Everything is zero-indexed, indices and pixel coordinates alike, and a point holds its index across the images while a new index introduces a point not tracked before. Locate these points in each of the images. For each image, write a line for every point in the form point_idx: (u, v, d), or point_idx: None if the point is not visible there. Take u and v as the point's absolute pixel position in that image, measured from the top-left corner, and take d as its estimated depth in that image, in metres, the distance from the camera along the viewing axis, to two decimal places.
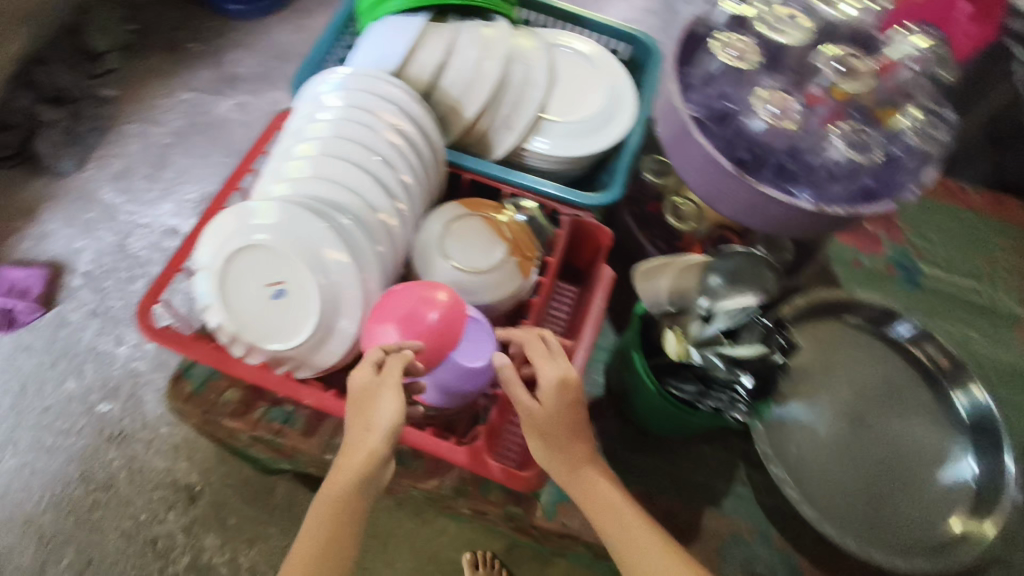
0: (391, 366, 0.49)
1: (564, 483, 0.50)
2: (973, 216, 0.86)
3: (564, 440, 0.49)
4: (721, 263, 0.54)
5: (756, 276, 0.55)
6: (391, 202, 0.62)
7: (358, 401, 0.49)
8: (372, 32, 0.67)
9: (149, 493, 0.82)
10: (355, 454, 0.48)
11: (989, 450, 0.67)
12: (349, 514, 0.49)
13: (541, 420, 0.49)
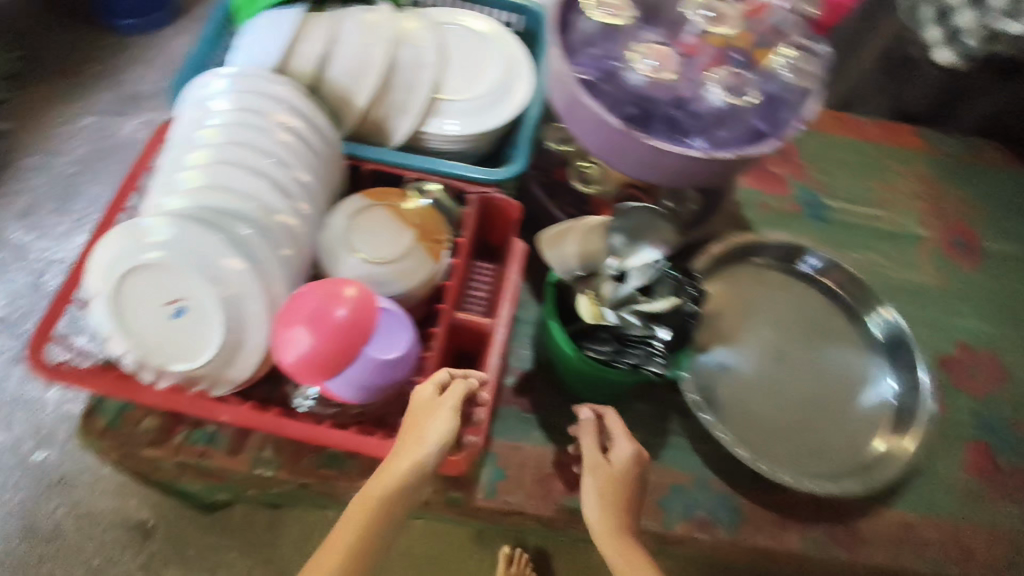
0: (455, 389, 0.54)
1: (605, 532, 0.55)
2: (866, 144, 0.91)
3: (614, 502, 0.56)
4: (619, 223, 0.58)
5: (653, 229, 0.59)
6: (289, 203, 0.60)
7: (415, 415, 0.52)
8: (250, 29, 0.65)
9: (103, 535, 0.95)
10: (400, 462, 0.50)
11: (902, 368, 0.73)
12: (385, 520, 0.49)
13: (607, 471, 0.58)
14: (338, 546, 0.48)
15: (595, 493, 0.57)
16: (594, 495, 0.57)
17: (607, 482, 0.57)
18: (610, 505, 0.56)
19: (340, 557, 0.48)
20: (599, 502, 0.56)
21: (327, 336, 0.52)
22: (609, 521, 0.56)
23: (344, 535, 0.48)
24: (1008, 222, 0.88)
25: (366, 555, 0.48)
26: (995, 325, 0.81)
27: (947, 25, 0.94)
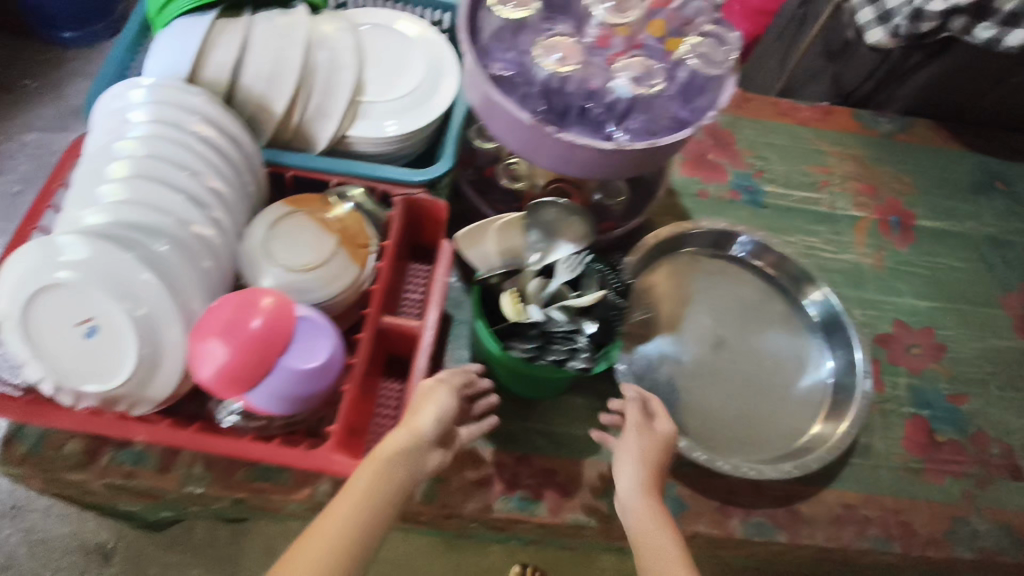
0: (450, 377, 0.57)
1: (639, 498, 0.55)
2: (802, 128, 0.92)
3: (651, 472, 0.57)
4: (537, 221, 0.59)
5: (565, 225, 0.59)
6: (203, 213, 0.59)
7: (416, 396, 0.55)
8: (159, 38, 0.63)
9: (58, 561, 0.94)
10: (402, 435, 0.52)
11: (839, 348, 0.74)
12: (389, 484, 0.49)
13: (646, 438, 0.58)
14: (349, 506, 0.48)
15: (636, 457, 0.57)
16: (637, 456, 0.57)
17: (650, 449, 0.58)
18: (649, 472, 0.57)
19: (354, 515, 0.48)
20: (639, 465, 0.57)
21: (243, 346, 0.52)
22: (645, 486, 0.56)
23: (354, 491, 0.48)
24: (941, 200, 0.90)
25: (374, 514, 0.48)
26: (931, 301, 0.82)
27: (879, 7, 0.91)
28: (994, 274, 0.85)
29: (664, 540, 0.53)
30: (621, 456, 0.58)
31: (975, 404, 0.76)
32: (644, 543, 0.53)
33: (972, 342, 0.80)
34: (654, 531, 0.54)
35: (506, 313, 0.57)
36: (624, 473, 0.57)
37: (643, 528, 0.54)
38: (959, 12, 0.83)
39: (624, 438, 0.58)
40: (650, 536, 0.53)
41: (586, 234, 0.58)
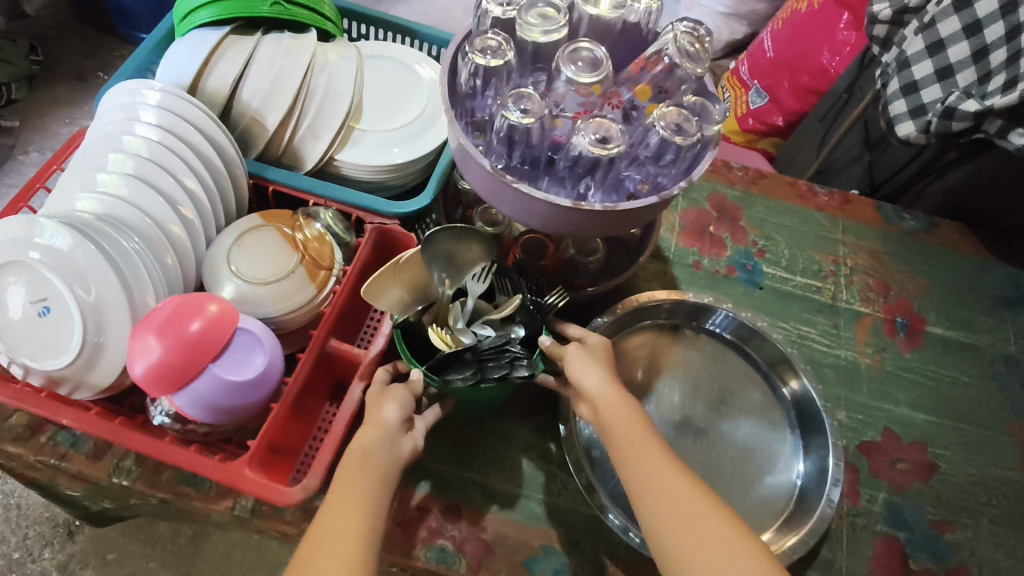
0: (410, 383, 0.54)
1: (606, 401, 0.51)
2: (818, 214, 0.88)
3: (610, 368, 0.54)
4: (433, 252, 0.56)
5: (463, 248, 0.57)
6: (177, 216, 0.61)
7: (372, 399, 0.53)
8: (176, 45, 0.68)
9: (24, 531, 0.96)
10: (368, 429, 0.50)
11: (813, 452, 0.68)
12: (369, 466, 0.47)
13: (592, 352, 0.56)
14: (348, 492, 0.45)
15: (586, 359, 0.54)
16: (586, 357, 0.54)
17: (600, 355, 0.55)
18: (609, 373, 0.54)
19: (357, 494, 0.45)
20: (596, 364, 0.53)
21: (174, 346, 0.52)
22: (612, 383, 0.52)
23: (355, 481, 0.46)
24: (958, 308, 0.84)
25: (375, 502, 0.45)
26: (929, 415, 0.76)
27: (913, 99, 0.83)
28: (1006, 396, 0.79)
29: (642, 431, 0.49)
30: (572, 364, 0.54)
31: (961, 534, 0.69)
32: (623, 437, 0.49)
33: (968, 467, 0.73)
34: (629, 419, 0.50)
35: (438, 346, 0.57)
36: (585, 375, 0.53)
37: (621, 422, 0.50)
38: (992, 114, 0.75)
39: (567, 352, 0.55)
40: (631, 430, 0.49)
41: (486, 252, 0.58)
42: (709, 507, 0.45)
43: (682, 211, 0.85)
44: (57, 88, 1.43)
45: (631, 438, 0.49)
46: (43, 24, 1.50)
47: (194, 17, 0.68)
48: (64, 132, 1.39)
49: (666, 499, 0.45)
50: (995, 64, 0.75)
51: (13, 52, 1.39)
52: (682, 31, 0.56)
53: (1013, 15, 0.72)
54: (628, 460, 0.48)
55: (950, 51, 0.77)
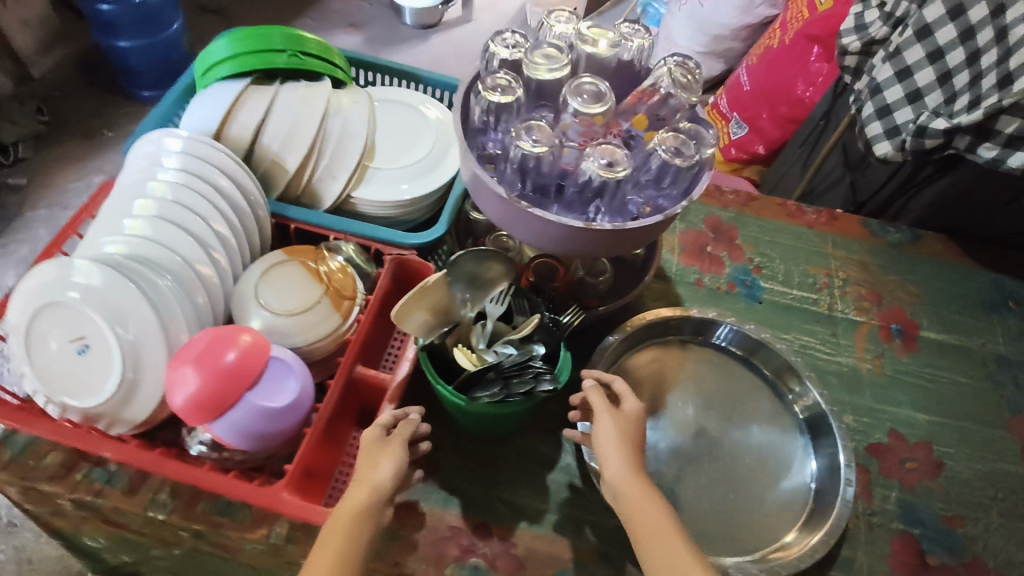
0: (401, 428, 0.55)
1: (626, 488, 0.53)
2: (809, 231, 0.93)
3: (634, 442, 0.56)
4: (456, 275, 0.59)
5: (484, 270, 0.61)
6: (207, 256, 0.64)
7: (369, 449, 0.53)
8: (198, 96, 0.72)
9: None
10: (358, 491, 0.50)
11: (824, 450, 0.71)
12: (347, 541, 0.48)
13: (624, 419, 0.57)
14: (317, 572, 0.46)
15: (616, 447, 0.55)
16: (616, 440, 0.55)
17: (627, 426, 0.56)
18: (631, 449, 0.55)
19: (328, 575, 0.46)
20: (623, 451, 0.54)
21: (211, 376, 0.55)
22: (630, 465, 0.54)
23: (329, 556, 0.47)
24: (948, 313, 0.88)
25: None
26: (931, 416, 0.79)
27: (888, 121, 0.88)
28: (1002, 394, 0.82)
29: (662, 522, 0.51)
30: (600, 435, 0.56)
31: (973, 529, 0.71)
32: (646, 533, 0.51)
33: (972, 463, 0.76)
34: (648, 510, 0.51)
35: (465, 367, 0.60)
36: (607, 453, 0.55)
37: (639, 511, 0.51)
38: (961, 131, 0.80)
39: (597, 417, 0.57)
40: (649, 520, 0.51)
41: (505, 272, 0.62)
42: None
43: (680, 234, 0.89)
44: (64, 146, 1.48)
45: (648, 530, 0.50)
46: (49, 85, 1.56)
47: (215, 71, 0.73)
48: (71, 187, 1.43)
49: None
50: (959, 85, 0.80)
51: (22, 113, 1.44)
52: (674, 65, 0.62)
53: (971, 42, 0.78)
54: (646, 555, 0.50)
55: (918, 76, 0.83)
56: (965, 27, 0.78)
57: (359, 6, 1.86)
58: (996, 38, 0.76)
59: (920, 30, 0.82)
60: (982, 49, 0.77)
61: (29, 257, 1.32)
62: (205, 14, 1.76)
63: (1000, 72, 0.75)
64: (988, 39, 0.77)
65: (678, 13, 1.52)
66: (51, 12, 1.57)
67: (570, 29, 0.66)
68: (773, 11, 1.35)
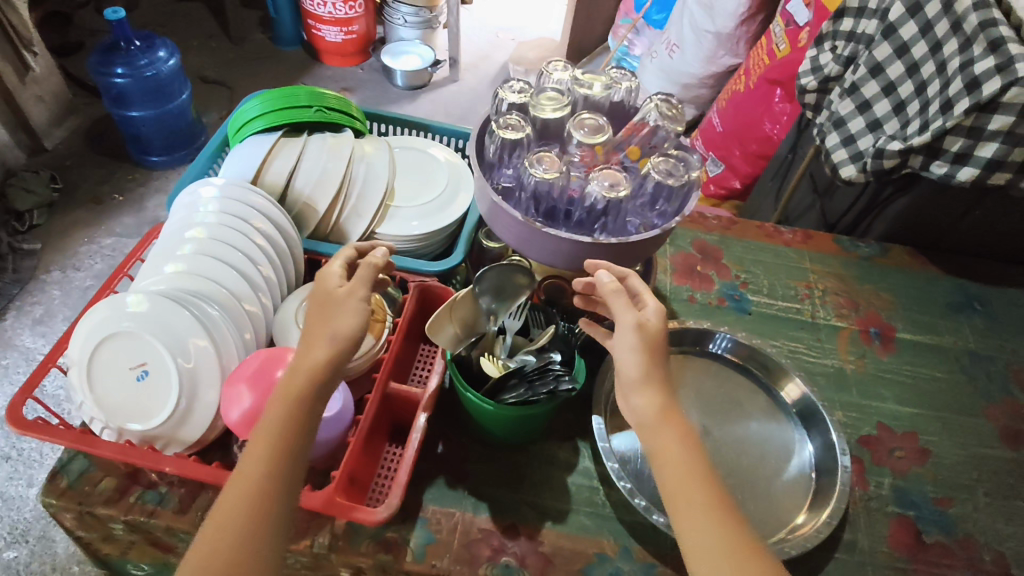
0: (363, 270, 0.56)
1: (647, 420, 0.53)
2: (787, 248, 1.02)
3: (655, 355, 0.54)
4: (482, 289, 0.65)
5: (508, 282, 0.66)
6: (250, 288, 0.71)
7: (330, 303, 0.54)
8: (235, 150, 0.81)
9: None
10: (313, 352, 0.53)
11: (817, 434, 0.77)
12: (295, 421, 0.51)
13: (645, 328, 0.54)
14: (261, 449, 0.50)
15: (641, 381, 0.53)
16: (637, 357, 0.53)
17: (651, 340, 0.54)
18: (650, 366, 0.53)
19: (264, 455, 0.50)
20: (646, 385, 0.53)
21: (265, 392, 0.60)
22: (646, 385, 0.53)
23: (276, 425, 0.51)
24: (920, 315, 0.96)
25: (284, 462, 0.50)
26: (913, 408, 0.86)
27: (852, 147, 0.98)
28: (977, 386, 0.89)
29: (681, 453, 0.52)
30: (619, 341, 0.54)
31: (962, 507, 0.77)
32: (666, 465, 0.52)
33: (955, 449, 0.82)
34: (669, 441, 0.52)
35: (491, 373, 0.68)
36: (624, 362, 0.53)
37: (658, 438, 0.52)
38: (914, 151, 0.89)
39: (620, 322, 0.54)
40: (668, 450, 0.52)
41: (528, 284, 0.67)
42: (722, 542, 0.50)
43: (671, 256, 0.98)
44: (75, 211, 1.54)
45: (666, 460, 0.52)
46: (60, 156, 1.63)
47: (248, 127, 0.83)
48: (82, 250, 1.48)
49: (694, 533, 0.50)
50: (911, 113, 0.90)
51: (36, 181, 1.51)
52: (660, 101, 0.71)
53: (916, 75, 0.89)
54: (663, 480, 0.52)
55: (876, 107, 0.94)
56: (910, 63, 0.90)
57: (352, 72, 1.99)
58: (937, 71, 0.86)
59: (873, 68, 0.94)
60: (927, 81, 0.88)
61: (43, 318, 1.37)
62: (208, 85, 1.87)
63: (943, 99, 0.85)
64: (930, 72, 0.87)
65: (650, 66, 1.66)
66: (64, 88, 1.67)
67: (566, 75, 0.75)
68: (736, 59, 1.48)
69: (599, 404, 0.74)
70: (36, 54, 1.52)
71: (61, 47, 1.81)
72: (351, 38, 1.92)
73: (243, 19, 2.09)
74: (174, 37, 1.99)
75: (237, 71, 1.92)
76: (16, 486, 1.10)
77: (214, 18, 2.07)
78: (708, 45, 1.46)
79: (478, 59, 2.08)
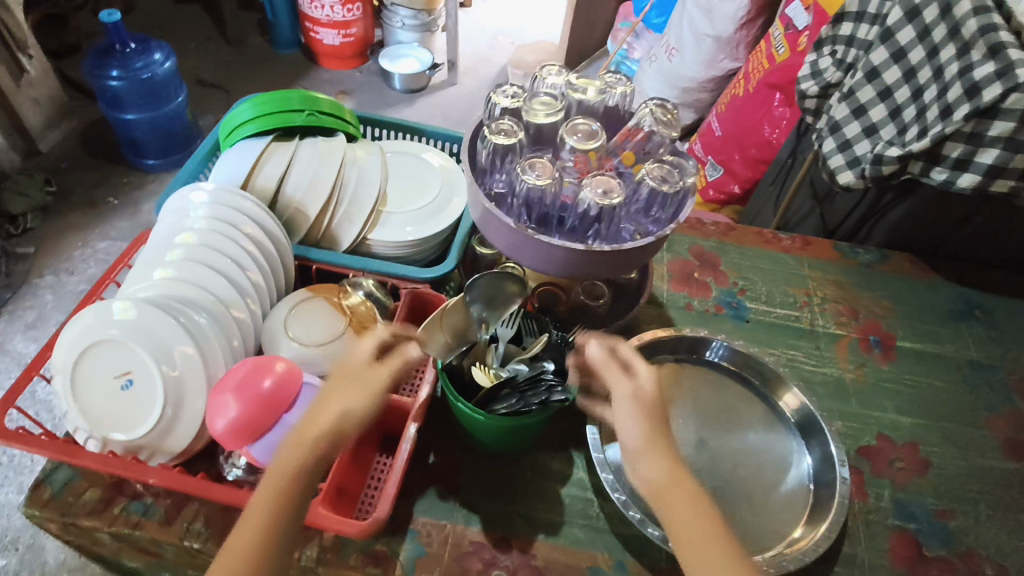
0: (392, 357, 0.62)
1: (654, 486, 0.54)
2: (785, 255, 1.00)
3: (656, 422, 0.57)
4: (474, 297, 0.65)
5: (500, 290, 0.66)
6: (238, 295, 0.70)
7: (343, 376, 0.59)
8: (226, 154, 0.80)
9: None
10: (318, 418, 0.56)
11: (816, 445, 0.75)
12: (299, 486, 0.54)
13: (638, 395, 0.58)
14: (262, 508, 0.53)
15: (645, 447, 0.55)
16: (634, 421, 0.56)
17: (648, 406, 0.57)
18: (650, 429, 0.56)
19: (264, 516, 0.53)
20: (651, 451, 0.55)
21: (250, 403, 0.58)
22: (650, 449, 0.55)
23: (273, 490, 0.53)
24: (920, 323, 0.95)
25: (283, 524, 0.53)
26: (913, 418, 0.84)
27: (848, 152, 0.97)
28: (978, 396, 0.88)
29: (692, 513, 0.53)
30: (619, 411, 0.57)
31: (964, 521, 0.76)
32: (679, 526, 0.53)
33: (956, 460, 0.81)
34: (678, 502, 0.53)
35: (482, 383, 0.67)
36: (625, 431, 0.56)
37: (666, 501, 0.54)
38: (913, 157, 0.87)
39: (618, 393, 0.58)
40: (679, 510, 0.53)
41: (519, 293, 0.66)
42: None
43: (668, 263, 0.96)
44: (70, 215, 1.53)
45: (676, 523, 0.53)
46: (55, 158, 1.62)
47: (239, 132, 0.82)
48: (76, 254, 1.47)
49: None
50: (908, 118, 0.89)
51: (30, 184, 1.50)
52: (655, 107, 0.70)
53: (913, 80, 0.88)
54: (680, 546, 0.52)
55: (871, 112, 0.93)
56: (908, 68, 0.88)
57: (349, 75, 1.98)
58: (934, 76, 0.85)
59: (869, 73, 0.93)
60: (924, 86, 0.86)
61: (36, 323, 1.35)
62: (205, 88, 1.86)
63: (942, 104, 0.83)
64: (927, 77, 0.86)
65: (649, 70, 1.65)
66: (60, 91, 1.66)
67: (560, 81, 0.74)
68: (735, 63, 1.47)
69: (594, 414, 0.73)
70: (31, 57, 1.51)
71: (57, 50, 1.80)
72: (349, 41, 1.91)
73: (241, 21, 2.08)
74: (171, 39, 1.98)
75: (234, 74, 1.92)
76: (6, 493, 1.09)
77: (212, 20, 2.07)
78: (708, 49, 1.45)
79: (477, 63, 2.07)
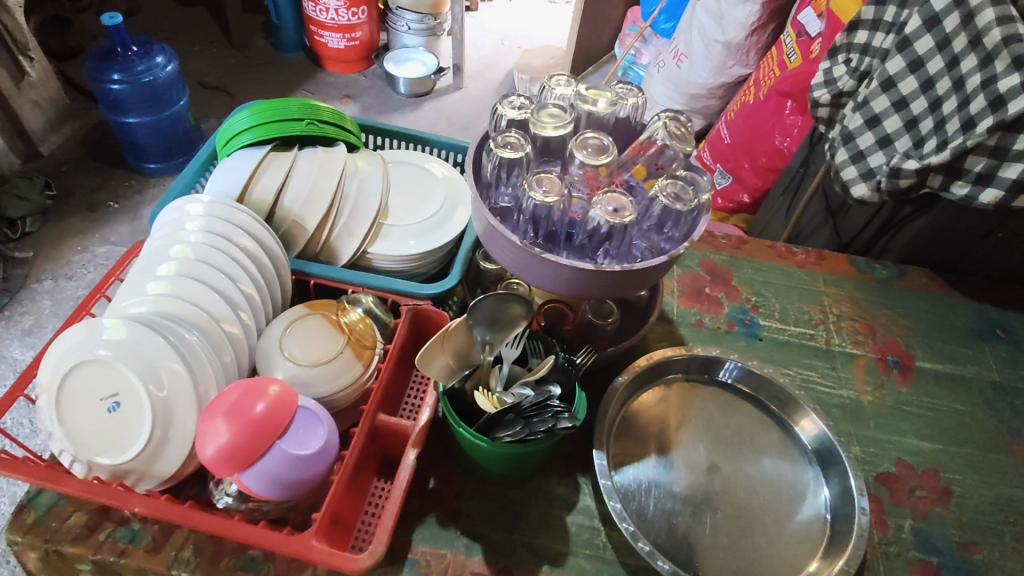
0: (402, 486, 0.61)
1: None
2: (800, 270, 0.97)
3: None
4: (478, 320, 0.62)
5: (504, 311, 0.63)
6: (233, 311, 0.67)
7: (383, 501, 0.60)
8: (222, 164, 0.78)
9: None
10: None
11: (834, 476, 0.72)
12: None
13: None
14: None
15: None
16: None
17: None
18: None
19: None
20: None
21: (243, 428, 0.55)
22: None
23: None
24: (941, 343, 0.91)
25: None
26: (934, 443, 0.81)
27: (862, 164, 0.93)
28: (1001, 421, 0.84)
29: None
30: None
31: (989, 554, 0.72)
32: None
33: (980, 489, 0.78)
34: None
35: (484, 407, 0.61)
36: None
37: None
38: (933, 170, 0.84)
39: None
40: None
41: (524, 314, 0.63)
42: None
43: (679, 278, 0.93)
44: (70, 219, 1.51)
45: None
46: (56, 162, 1.61)
47: (236, 141, 0.79)
48: (75, 259, 1.45)
49: None
50: (925, 130, 0.85)
51: (30, 188, 1.48)
52: (668, 119, 0.67)
53: (931, 91, 0.84)
54: None
55: (886, 123, 0.89)
56: (925, 79, 0.84)
57: (354, 79, 1.96)
58: (954, 87, 0.81)
59: (885, 82, 0.89)
60: (942, 97, 0.82)
61: (33, 329, 1.33)
62: (208, 91, 1.84)
63: (963, 117, 0.80)
64: (946, 88, 0.82)
65: (657, 77, 1.62)
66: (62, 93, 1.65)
67: (569, 91, 0.72)
68: (746, 70, 1.44)
69: (601, 439, 0.68)
70: (33, 59, 1.49)
71: (60, 52, 1.78)
72: (354, 45, 1.89)
73: (245, 24, 2.06)
74: (175, 42, 1.97)
75: (237, 77, 1.90)
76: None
77: (216, 23, 2.05)
78: (718, 55, 1.42)
79: (483, 67, 2.05)
